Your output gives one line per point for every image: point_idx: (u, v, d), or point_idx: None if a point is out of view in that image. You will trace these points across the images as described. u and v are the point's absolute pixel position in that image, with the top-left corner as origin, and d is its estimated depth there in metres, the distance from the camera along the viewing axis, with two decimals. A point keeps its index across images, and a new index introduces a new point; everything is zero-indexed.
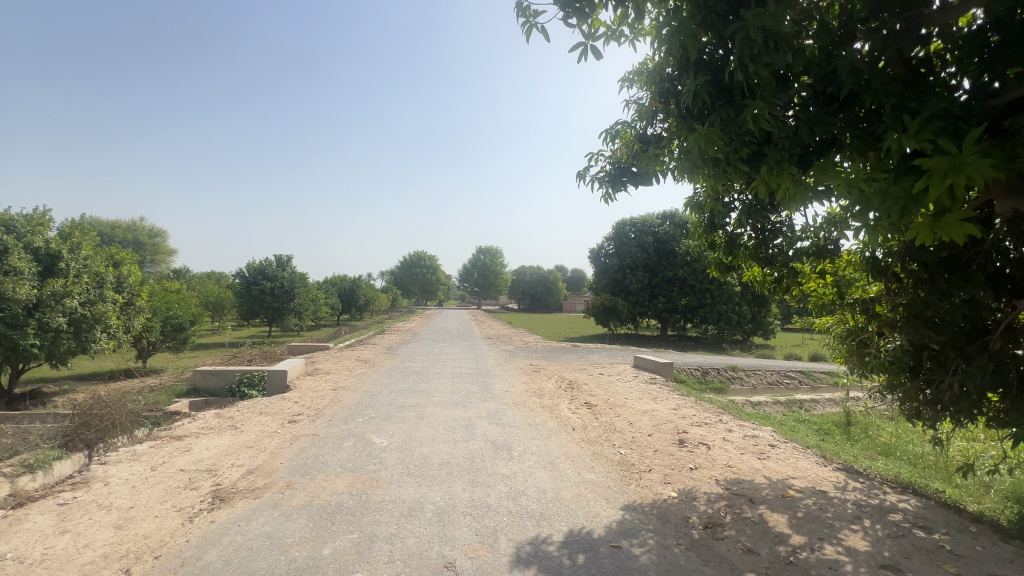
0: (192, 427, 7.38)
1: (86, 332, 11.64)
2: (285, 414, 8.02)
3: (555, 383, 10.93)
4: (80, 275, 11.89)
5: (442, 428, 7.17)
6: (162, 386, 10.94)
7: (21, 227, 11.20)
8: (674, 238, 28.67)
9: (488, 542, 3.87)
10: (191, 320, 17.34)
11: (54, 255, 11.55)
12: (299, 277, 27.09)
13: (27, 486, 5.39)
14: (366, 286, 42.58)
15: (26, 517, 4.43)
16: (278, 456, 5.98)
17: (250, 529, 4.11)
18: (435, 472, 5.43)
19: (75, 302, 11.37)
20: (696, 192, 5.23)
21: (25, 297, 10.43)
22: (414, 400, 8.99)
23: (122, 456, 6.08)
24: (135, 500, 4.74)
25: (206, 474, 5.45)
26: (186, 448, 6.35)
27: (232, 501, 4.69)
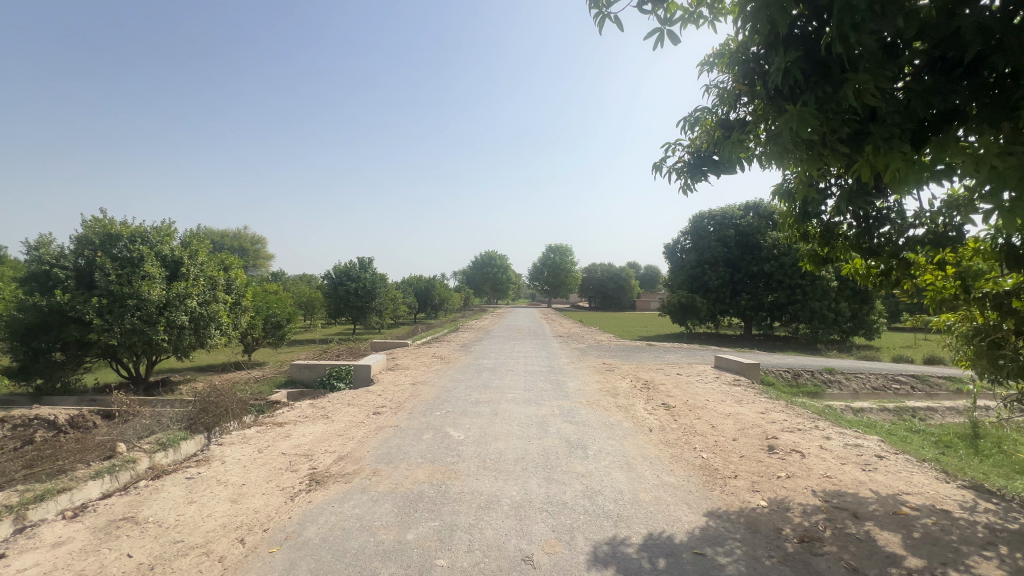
0: (291, 415, 8.11)
1: (203, 328, 13.19)
2: (369, 406, 8.56)
3: (630, 383, 10.63)
4: (198, 279, 13.51)
5: (516, 424, 7.26)
6: (265, 378, 12.12)
7: (153, 238, 12.91)
8: (758, 230, 26.78)
9: (564, 539, 3.87)
10: (287, 318, 19.05)
11: (177, 261, 13.20)
12: (379, 278, 28.75)
13: (162, 461, 6.26)
14: (440, 284, 44.17)
15: (163, 487, 5.14)
16: (365, 445, 6.40)
17: (343, 511, 4.44)
18: (510, 466, 5.51)
19: (194, 302, 12.91)
20: (786, 179, 4.84)
21: (156, 298, 12.05)
22: (488, 397, 9.18)
23: (235, 438, 6.84)
24: (245, 479, 5.31)
25: (303, 458, 5.97)
26: (286, 434, 6.99)
27: (327, 484, 5.10)
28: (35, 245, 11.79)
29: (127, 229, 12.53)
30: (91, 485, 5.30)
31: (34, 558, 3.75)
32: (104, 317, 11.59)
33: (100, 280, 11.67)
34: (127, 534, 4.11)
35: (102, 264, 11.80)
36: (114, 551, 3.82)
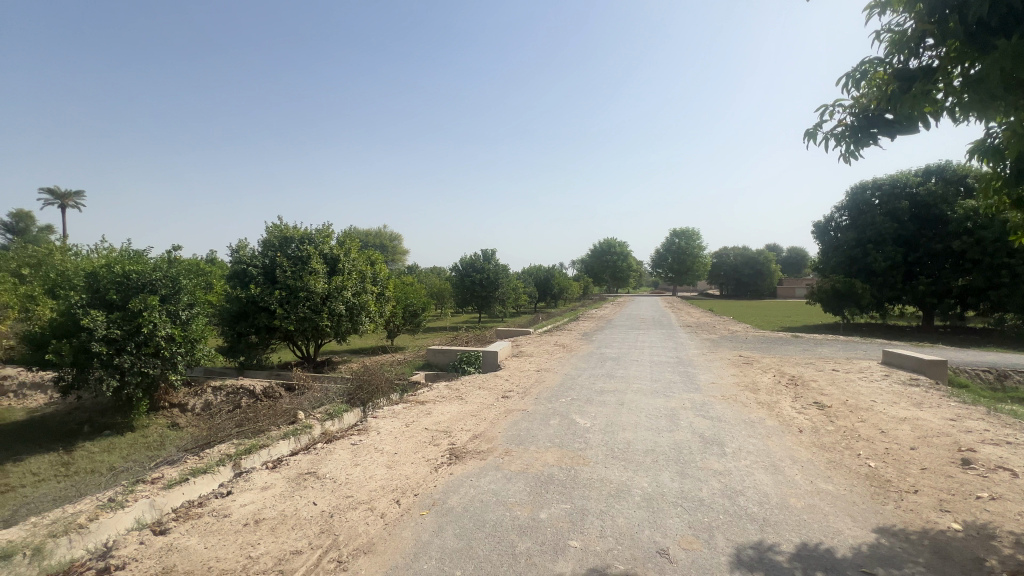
0: (431, 395, 8.94)
1: (357, 316, 15.14)
2: (498, 389, 9.05)
3: (772, 378, 9.62)
4: (352, 273, 15.46)
5: (644, 415, 7.06)
6: (407, 361, 13.49)
7: (317, 238, 15.11)
8: (943, 200, 22.06)
9: (703, 537, 3.68)
10: (422, 307, 20.91)
11: (336, 258, 15.27)
12: (502, 269, 29.95)
13: (331, 428, 7.41)
14: (559, 274, 44.59)
15: (335, 450, 6.06)
16: (497, 426, 6.79)
17: (480, 484, 4.79)
18: (640, 458, 5.39)
19: (349, 293, 14.84)
20: (990, 133, 3.91)
21: (320, 290, 14.13)
22: (613, 386, 9.06)
23: (386, 412, 7.77)
24: (396, 448, 6.01)
25: (443, 434, 6.55)
26: (427, 412, 7.74)
27: (465, 459, 5.53)
28: (235, 248, 14.58)
29: (298, 232, 14.85)
30: (282, 443, 6.53)
31: (251, 496, 4.74)
32: (284, 306, 13.89)
33: (280, 276, 14.03)
34: (312, 485, 4.95)
35: (281, 263, 14.18)
36: (304, 498, 4.63)
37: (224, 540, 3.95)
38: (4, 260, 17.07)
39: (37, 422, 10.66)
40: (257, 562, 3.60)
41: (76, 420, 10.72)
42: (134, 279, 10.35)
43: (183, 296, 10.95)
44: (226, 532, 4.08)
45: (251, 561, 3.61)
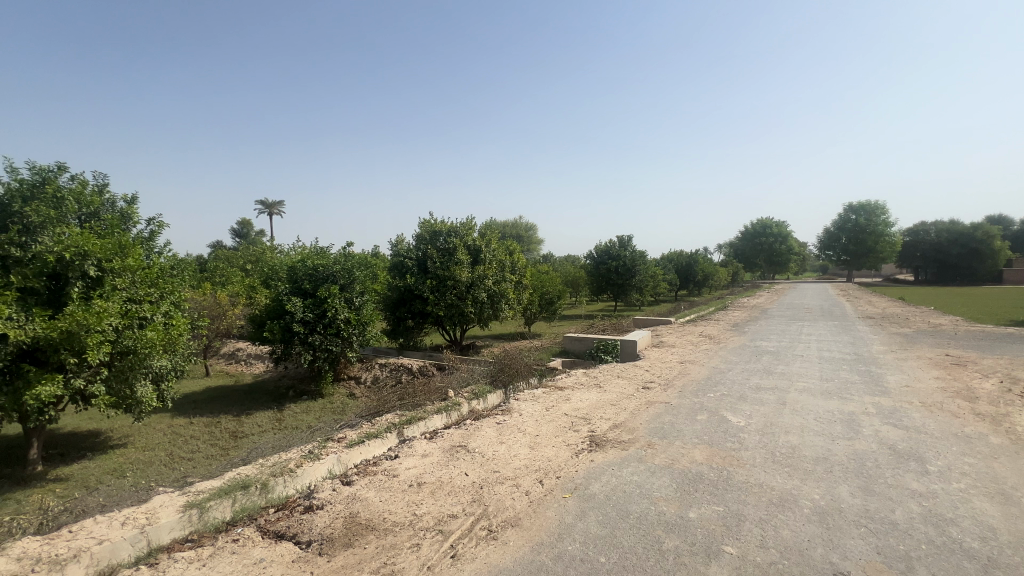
0: (569, 381, 9.05)
1: (497, 303, 16.01)
2: (638, 380, 8.75)
3: (998, 384, 7.60)
4: (492, 262, 16.35)
5: (812, 418, 6.17)
6: (544, 347, 13.85)
7: (461, 231, 16.29)
8: None
9: (897, 567, 3.09)
10: (558, 295, 21.23)
11: (478, 248, 16.28)
12: (638, 255, 28.85)
13: (477, 407, 8.00)
14: (703, 259, 41.29)
15: (482, 427, 6.51)
16: (638, 417, 6.59)
17: (622, 475, 4.70)
18: (808, 465, 4.73)
19: (490, 281, 15.73)
20: None
21: (465, 279, 15.24)
22: (771, 383, 8.10)
23: (527, 396, 8.08)
24: (538, 430, 6.22)
25: (583, 420, 6.58)
26: (566, 398, 7.86)
27: (606, 448, 5.48)
28: (394, 243, 16.47)
29: (445, 226, 16.20)
30: (436, 417, 7.26)
31: (413, 461, 5.36)
32: (435, 294, 15.28)
33: (432, 267, 15.46)
34: (463, 458, 5.40)
35: (432, 255, 15.64)
36: (457, 468, 5.08)
37: (394, 496, 4.54)
38: (236, 257, 21.91)
39: (260, 385, 13.54)
40: (420, 519, 4.06)
41: (285, 385, 13.36)
42: (321, 271, 12.40)
43: (356, 285, 12.77)
44: (395, 490, 4.68)
45: (416, 518, 4.09)
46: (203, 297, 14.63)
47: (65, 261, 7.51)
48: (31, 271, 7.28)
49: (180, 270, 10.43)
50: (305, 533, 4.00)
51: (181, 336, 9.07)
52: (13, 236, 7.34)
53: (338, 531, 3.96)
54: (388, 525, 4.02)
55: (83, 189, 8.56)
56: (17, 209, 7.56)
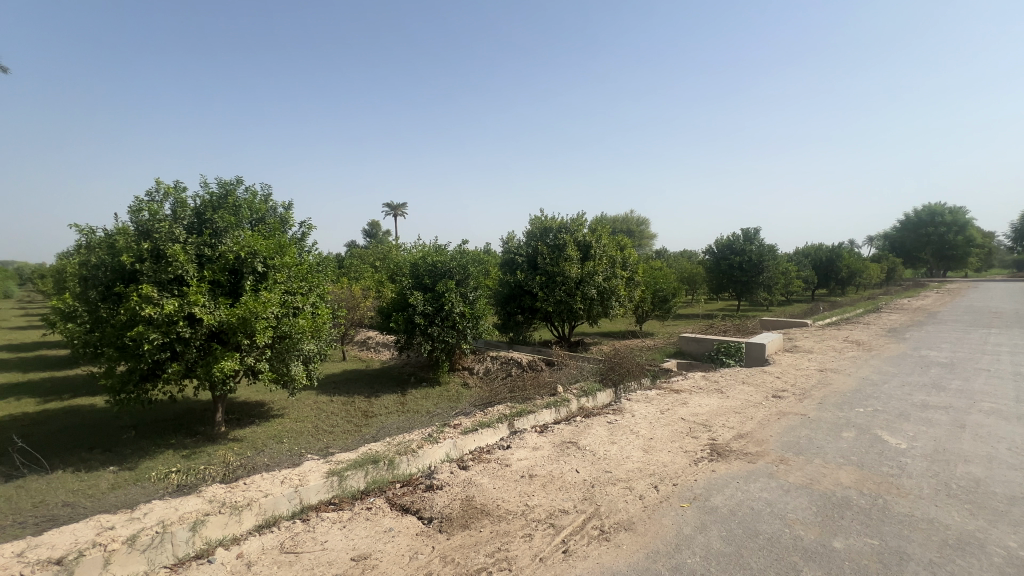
0: (685, 384, 8.51)
1: (607, 300, 15.68)
2: (767, 388, 7.91)
3: None
4: (602, 258, 16.00)
5: (1005, 448, 5.01)
6: (657, 347, 13.21)
7: (571, 227, 16.20)
8: None
9: None
10: (673, 293, 20.10)
11: (588, 244, 16.04)
12: (767, 250, 26.09)
13: (586, 405, 7.92)
14: (849, 254, 35.95)
15: (592, 425, 6.42)
16: (767, 428, 5.95)
17: (750, 490, 4.29)
18: (1000, 505, 3.85)
19: (600, 278, 15.43)
20: None
21: (574, 275, 15.14)
22: (944, 402, 6.76)
23: (640, 396, 7.78)
24: (652, 434, 5.94)
25: (702, 427, 6.13)
26: (682, 401, 7.40)
27: (729, 458, 5.05)
28: (506, 240, 16.95)
29: (555, 223, 16.23)
30: (545, 412, 7.34)
31: (525, 453, 5.47)
32: (544, 290, 15.42)
33: (541, 263, 15.63)
34: (574, 454, 5.38)
35: (542, 251, 15.80)
36: (568, 464, 5.07)
37: (507, 485, 4.68)
38: (367, 255, 24.45)
39: (386, 371, 14.96)
40: (532, 511, 4.13)
41: (407, 372, 14.59)
42: (439, 267, 13.23)
43: (470, 280, 13.41)
44: (508, 479, 4.82)
45: (528, 508, 4.17)
46: (341, 291, 16.54)
47: (241, 258, 9.03)
48: (217, 267, 8.91)
49: (324, 266, 11.90)
50: (428, 509, 4.31)
51: (325, 324, 10.37)
52: (206, 239, 9.02)
53: (456, 512, 4.20)
54: (502, 512, 4.16)
55: (254, 199, 10.17)
56: (209, 217, 9.27)
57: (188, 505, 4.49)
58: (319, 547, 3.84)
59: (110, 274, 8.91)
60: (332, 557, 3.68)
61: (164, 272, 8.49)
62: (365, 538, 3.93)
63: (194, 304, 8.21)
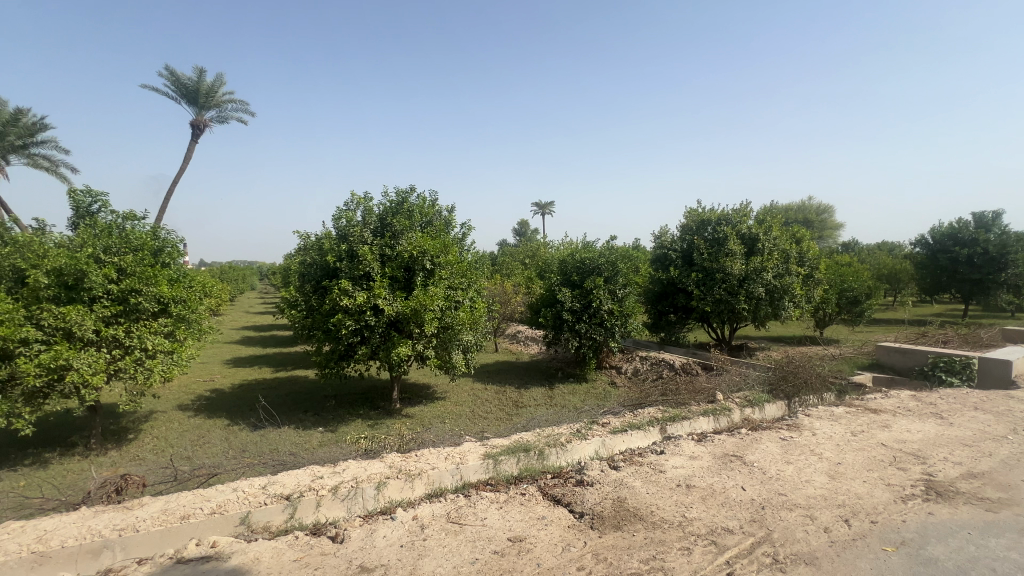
0: (886, 404, 7.03)
1: (778, 300, 13.84)
2: (1016, 419, 6.09)
3: None
4: (772, 253, 14.12)
5: None
6: (844, 356, 11.20)
7: (734, 218, 14.60)
8: None
9: None
10: (867, 293, 16.79)
11: (754, 237, 14.30)
12: (1014, 238, 20.04)
13: (751, 416, 7.12)
14: None
15: (761, 439, 5.73)
16: (1017, 470, 4.59)
17: (988, 546, 3.36)
18: None
19: (769, 275, 13.63)
20: None
21: (737, 272, 13.62)
22: None
23: (822, 412, 6.69)
24: (840, 458, 5.06)
25: (913, 458, 5.00)
26: (882, 424, 6.14)
27: (955, 502, 4.02)
28: (658, 234, 16.09)
29: (715, 215, 14.84)
30: (702, 420, 6.80)
31: (681, 461, 5.14)
32: (701, 288, 14.25)
33: (698, 259, 14.45)
34: (739, 469, 4.86)
35: (699, 246, 14.58)
36: (732, 479, 4.61)
37: (661, 492, 4.46)
38: (518, 252, 25.60)
39: (535, 364, 15.52)
40: (690, 524, 3.86)
41: (555, 367, 14.93)
42: (588, 264, 13.19)
43: (619, 277, 13.09)
44: (662, 486, 4.59)
45: (686, 520, 3.91)
46: (495, 286, 17.67)
47: (413, 257, 10.27)
48: (396, 265, 10.28)
49: (481, 264, 12.83)
50: (579, 504, 4.34)
51: (481, 317, 11.16)
52: (387, 240, 10.47)
53: (608, 511, 4.15)
54: (656, 519, 3.97)
55: (424, 204, 11.43)
56: (390, 221, 10.74)
57: (374, 468, 5.27)
58: (479, 522, 4.15)
59: (319, 271, 10.93)
60: (491, 534, 3.95)
61: (357, 269, 10.10)
62: (520, 522, 4.14)
63: (378, 296, 9.62)
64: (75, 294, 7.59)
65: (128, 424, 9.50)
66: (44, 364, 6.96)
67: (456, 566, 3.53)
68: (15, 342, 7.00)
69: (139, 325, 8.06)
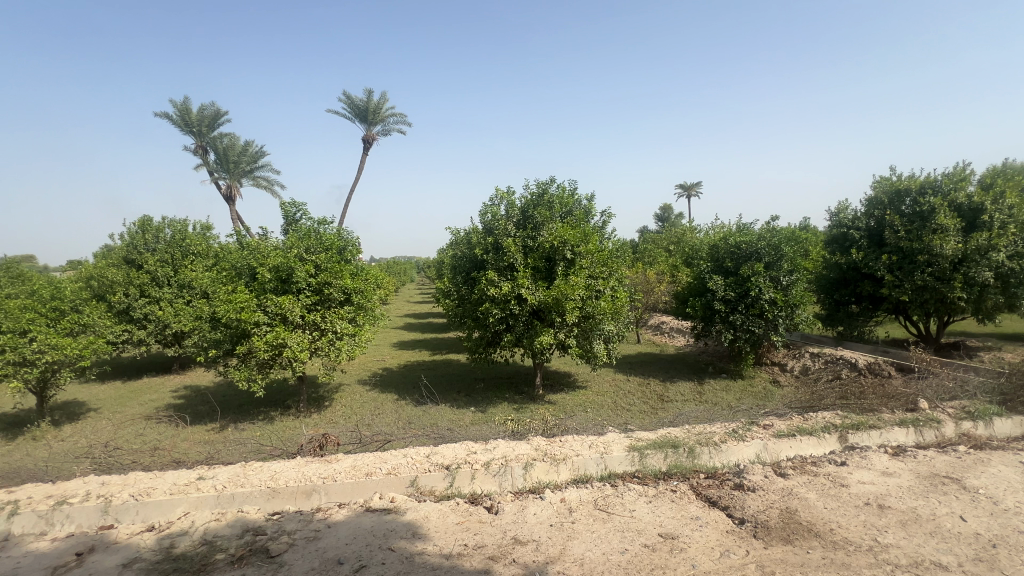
0: None
1: (1013, 288, 11.03)
2: None
3: None
4: (1006, 227, 10.96)
5: None
6: None
7: (945, 186, 11.67)
8: None
9: None
10: None
11: (977, 208, 11.25)
12: None
13: (971, 432, 5.74)
14: None
15: (988, 462, 4.59)
16: None
17: None
18: None
19: (1002, 255, 10.59)
20: None
21: (952, 252, 10.73)
22: None
23: None
24: None
25: None
26: None
27: None
28: (835, 210, 13.69)
29: (917, 182, 12.03)
30: (898, 431, 5.70)
31: (870, 477, 4.38)
32: (895, 273, 11.77)
33: (891, 238, 11.89)
34: (954, 495, 3.97)
35: (892, 222, 11.98)
36: (945, 506, 3.78)
37: (843, 509, 3.87)
38: (662, 238, 24.22)
39: (682, 357, 14.65)
40: (886, 551, 3.27)
41: (704, 360, 13.94)
42: (744, 249, 11.89)
43: (784, 263, 11.54)
44: (844, 501, 3.97)
45: (878, 546, 3.33)
46: (637, 275, 17.05)
47: (554, 247, 10.48)
48: (538, 255, 10.59)
49: (623, 252, 12.49)
50: (738, 509, 3.99)
51: (623, 307, 10.89)
52: (530, 232, 10.84)
53: (774, 522, 3.75)
54: (838, 539, 3.46)
55: (563, 193, 11.51)
56: (531, 213, 11.09)
57: (522, 448, 5.56)
58: (627, 513, 4.11)
59: (468, 262, 11.81)
60: (640, 527, 3.87)
61: (502, 261, 10.66)
62: (671, 519, 3.97)
63: (521, 286, 10.03)
64: (288, 286, 9.45)
65: (325, 393, 11.55)
66: (269, 341, 8.84)
67: (605, 553, 3.55)
68: (251, 324, 9.02)
69: (330, 311, 9.72)
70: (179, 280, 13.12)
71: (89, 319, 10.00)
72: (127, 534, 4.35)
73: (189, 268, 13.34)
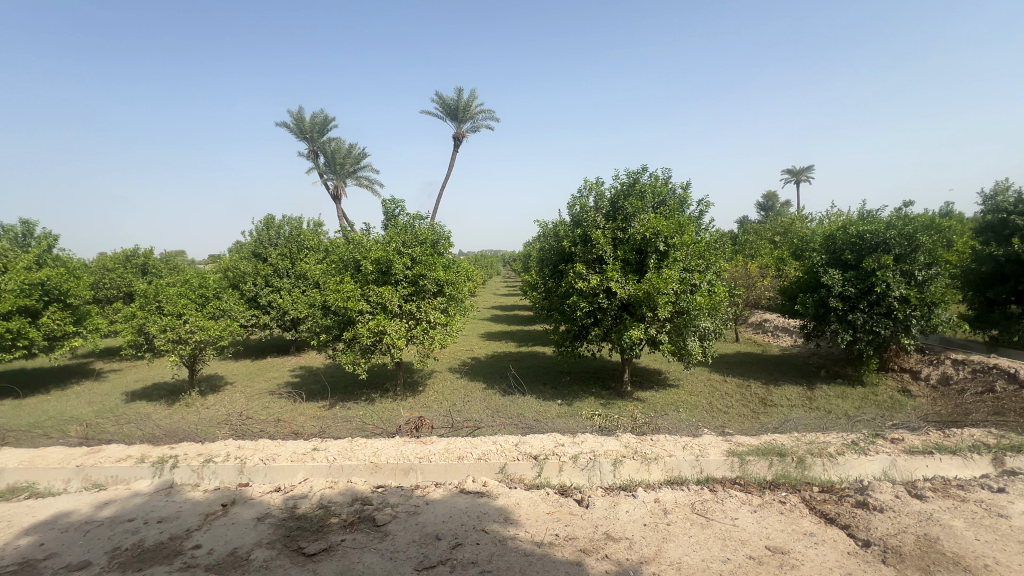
0: None
1: None
2: None
3: None
4: None
5: None
6: None
7: None
8: None
9: None
10: None
11: None
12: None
13: None
14: None
15: None
16: None
17: None
18: None
19: None
20: None
21: None
22: None
23: None
24: None
25: None
26: None
27: None
28: (990, 192, 11.55)
29: None
30: None
31: None
32: None
33: None
34: None
35: None
36: None
37: (1001, 544, 3.30)
38: (765, 228, 22.18)
39: (788, 358, 13.40)
40: None
41: (815, 363, 12.62)
42: (868, 239, 10.51)
43: (920, 255, 10.02)
44: (1002, 535, 3.39)
45: None
46: (736, 268, 15.83)
47: (646, 238, 10.07)
48: (628, 247, 10.26)
49: (721, 244, 11.67)
50: (863, 530, 3.57)
51: (721, 302, 10.19)
52: (619, 224, 10.54)
53: (910, 549, 3.30)
54: None
55: (656, 182, 11.01)
56: (621, 204, 10.77)
57: (611, 444, 5.45)
58: (728, 521, 3.86)
59: (556, 255, 11.78)
60: (744, 537, 3.62)
61: (591, 253, 10.49)
62: (781, 532, 3.66)
63: (610, 279, 9.80)
64: (387, 278, 10.14)
65: (419, 378, 12.27)
66: (372, 328, 9.57)
67: (704, 559, 3.37)
68: (356, 312, 9.83)
69: (424, 302, 10.27)
70: (296, 272, 14.65)
71: (226, 304, 11.59)
72: (259, 492, 4.98)
73: (303, 261, 14.84)
